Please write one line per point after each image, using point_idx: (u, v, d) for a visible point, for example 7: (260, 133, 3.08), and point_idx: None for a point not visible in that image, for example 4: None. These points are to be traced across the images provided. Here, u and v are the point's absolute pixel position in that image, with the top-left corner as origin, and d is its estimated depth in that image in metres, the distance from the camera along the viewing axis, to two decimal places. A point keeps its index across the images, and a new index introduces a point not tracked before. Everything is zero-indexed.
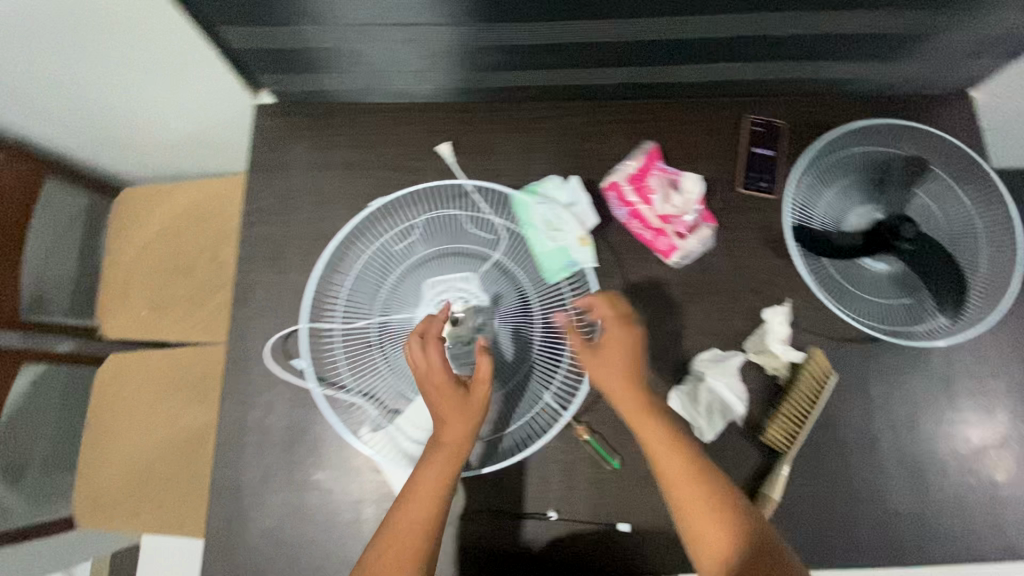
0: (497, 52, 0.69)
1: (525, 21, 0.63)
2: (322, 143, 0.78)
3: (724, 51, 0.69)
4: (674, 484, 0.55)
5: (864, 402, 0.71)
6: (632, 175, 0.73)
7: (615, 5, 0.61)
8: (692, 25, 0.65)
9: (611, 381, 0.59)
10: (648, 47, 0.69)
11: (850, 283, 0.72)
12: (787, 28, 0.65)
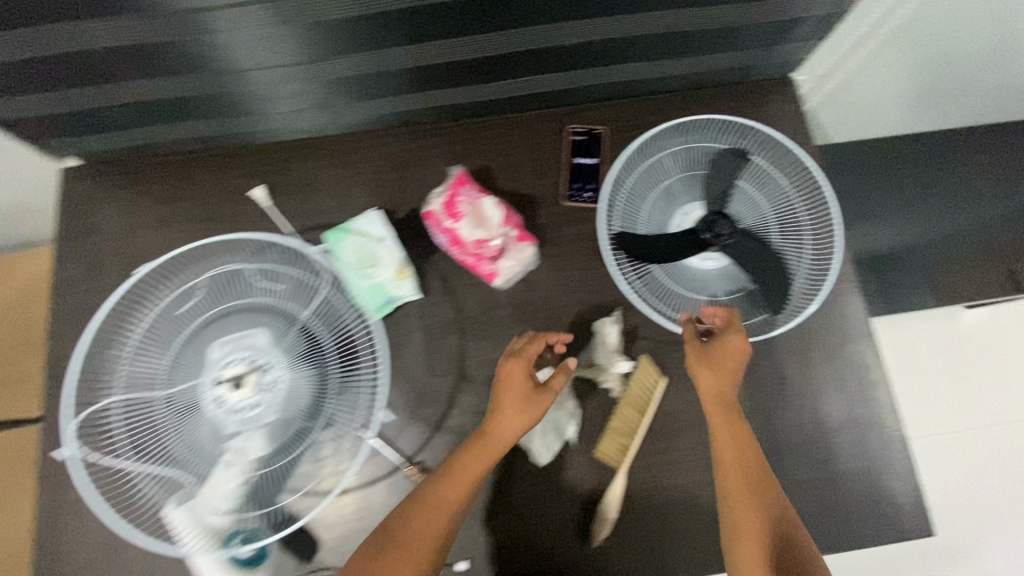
0: (286, 91, 0.68)
1: (294, 60, 0.63)
2: (133, 201, 0.76)
3: (517, 65, 0.69)
4: (733, 489, 0.58)
5: (704, 405, 0.69)
6: (446, 201, 0.69)
7: (376, 36, 0.60)
8: (477, 44, 0.65)
9: (731, 384, 0.61)
10: (438, 71, 0.68)
11: (676, 285, 0.71)
12: (564, 38, 0.66)
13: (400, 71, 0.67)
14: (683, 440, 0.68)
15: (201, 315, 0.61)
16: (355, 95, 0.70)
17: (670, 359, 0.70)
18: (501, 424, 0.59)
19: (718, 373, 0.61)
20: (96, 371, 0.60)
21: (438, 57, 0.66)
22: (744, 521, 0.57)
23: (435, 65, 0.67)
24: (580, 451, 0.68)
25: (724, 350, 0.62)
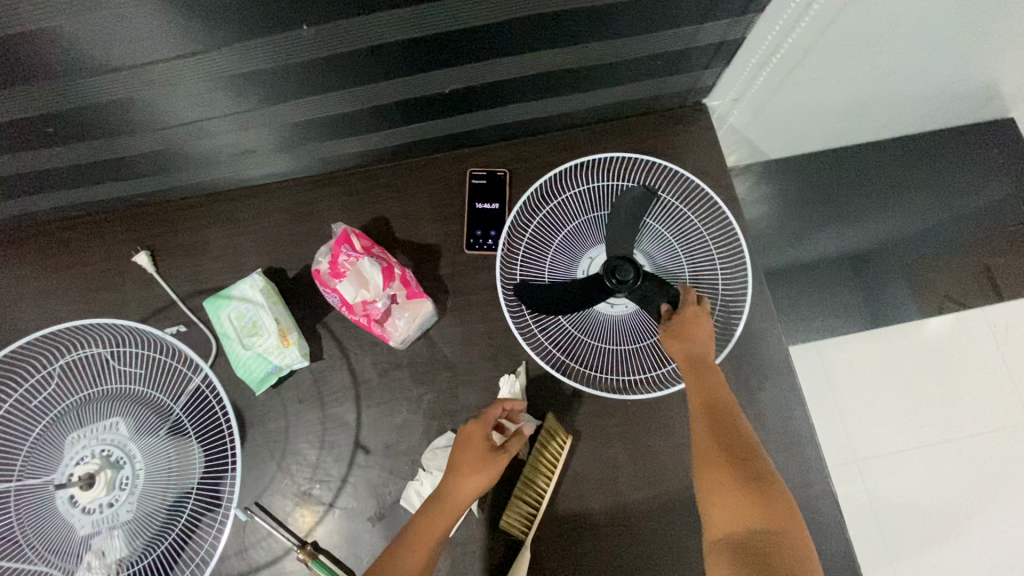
0: (155, 156, 0.64)
1: (150, 127, 0.58)
2: (13, 273, 0.72)
3: (399, 114, 0.65)
4: (704, 442, 0.51)
5: (615, 461, 0.66)
6: (332, 261, 0.64)
7: (231, 98, 0.56)
8: (345, 98, 0.60)
9: (701, 344, 0.56)
10: (314, 126, 0.64)
11: (584, 335, 0.66)
12: (443, 85, 0.61)
13: (273, 129, 0.63)
14: (593, 499, 0.65)
15: (56, 406, 0.57)
16: (233, 153, 0.66)
17: (579, 415, 0.66)
18: (463, 488, 0.54)
19: (686, 329, 0.57)
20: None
21: (310, 114, 0.62)
22: (715, 477, 0.48)
23: (305, 121, 0.63)
24: (483, 520, 0.64)
25: (692, 314, 0.57)
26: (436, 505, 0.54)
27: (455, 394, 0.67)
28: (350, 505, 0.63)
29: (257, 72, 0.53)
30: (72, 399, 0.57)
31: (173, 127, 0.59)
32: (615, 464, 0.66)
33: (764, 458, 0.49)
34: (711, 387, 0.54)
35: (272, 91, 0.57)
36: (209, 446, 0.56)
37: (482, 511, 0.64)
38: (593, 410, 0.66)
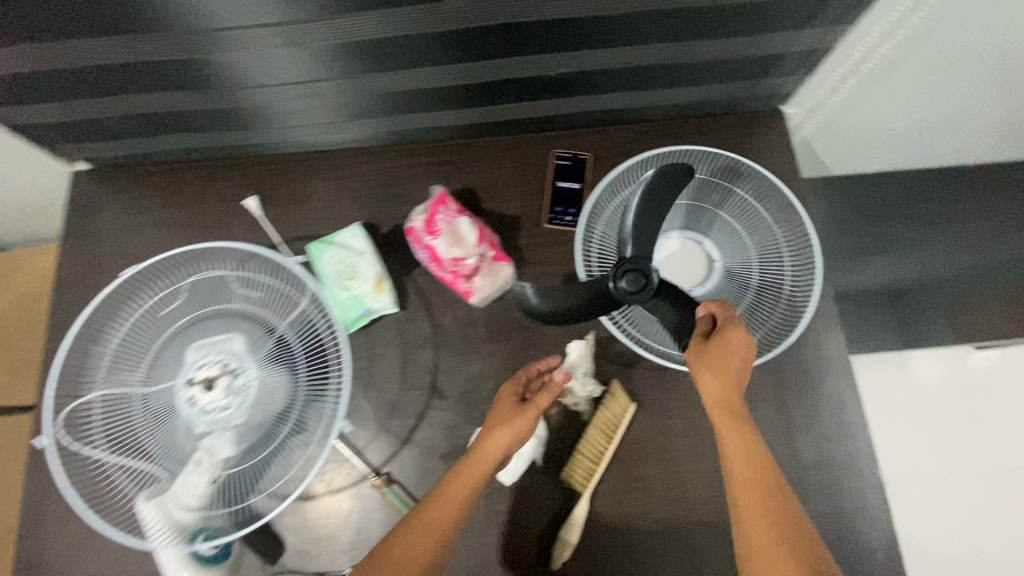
0: (281, 108, 0.70)
1: (286, 81, 0.65)
2: (135, 205, 0.79)
3: (504, 93, 0.71)
4: (751, 517, 0.51)
5: (672, 432, 0.69)
6: (427, 219, 0.70)
7: (364, 61, 0.63)
8: (456, 73, 0.66)
9: (735, 386, 0.55)
10: (427, 96, 0.70)
11: (654, 312, 0.71)
12: (548, 69, 0.67)
13: (389, 95, 0.69)
14: (650, 466, 0.69)
15: (183, 317, 0.63)
16: (344, 114, 0.73)
17: (641, 385, 0.70)
18: (493, 439, 0.57)
19: (721, 375, 0.55)
20: (73, 369, 0.61)
21: (426, 83, 0.68)
22: (765, 547, 0.49)
23: (415, 90, 0.69)
24: (544, 472, 0.68)
25: (723, 349, 0.56)
26: (460, 468, 0.56)
27: (528, 354, 0.72)
28: (424, 442, 0.69)
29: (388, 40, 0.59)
30: (196, 314, 0.63)
31: (300, 84, 0.66)
32: (672, 436, 0.69)
33: (796, 514, 0.51)
34: (749, 445, 0.53)
35: (396, 60, 0.63)
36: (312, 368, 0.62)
37: (545, 464, 0.68)
38: (655, 382, 0.70)
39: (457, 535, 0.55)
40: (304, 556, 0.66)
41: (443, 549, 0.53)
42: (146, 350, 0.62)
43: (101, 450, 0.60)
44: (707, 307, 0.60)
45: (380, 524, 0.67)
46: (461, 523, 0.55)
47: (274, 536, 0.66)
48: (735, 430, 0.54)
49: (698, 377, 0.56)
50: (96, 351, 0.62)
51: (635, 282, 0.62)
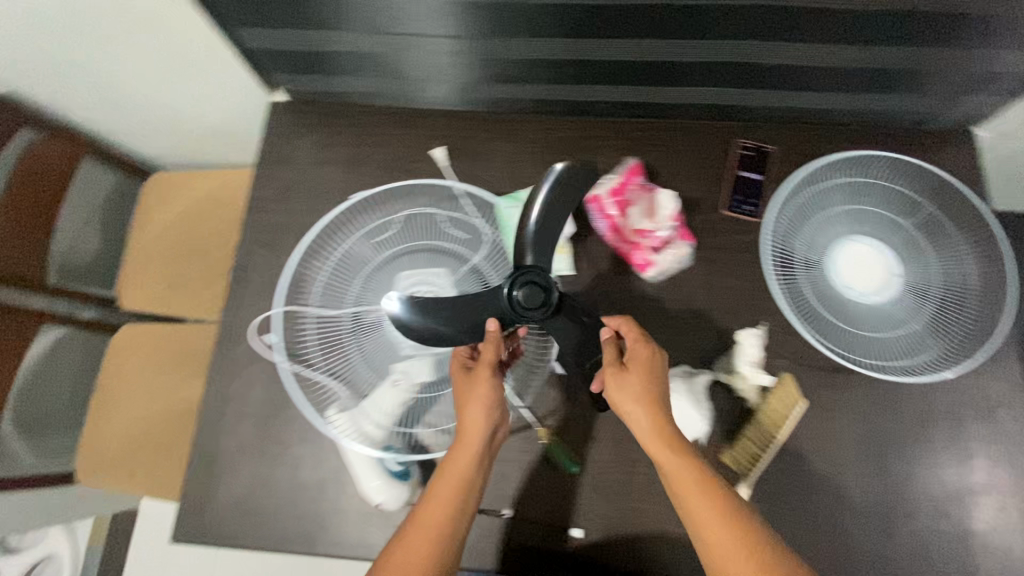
0: (492, 64, 0.73)
1: (512, 36, 0.67)
2: (326, 139, 0.82)
3: (709, 76, 0.72)
4: (713, 535, 0.51)
5: (835, 434, 0.69)
6: (614, 189, 0.72)
7: (595, 25, 0.64)
8: (683, 49, 0.67)
9: (661, 410, 0.55)
10: (634, 69, 0.72)
11: (834, 314, 0.71)
12: (764, 57, 0.68)
13: (599, 64, 0.71)
14: (810, 463, 0.68)
15: (397, 246, 0.73)
16: (545, 78, 0.75)
17: (808, 384, 0.71)
18: (467, 416, 0.57)
19: (636, 399, 0.56)
20: (299, 279, 0.73)
21: (640, 55, 0.69)
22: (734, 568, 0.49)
23: (632, 62, 0.70)
24: (706, 454, 0.68)
25: (615, 373, 0.58)
26: (446, 460, 0.56)
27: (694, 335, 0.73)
28: (586, 404, 0.71)
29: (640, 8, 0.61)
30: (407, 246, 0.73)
31: (531, 40, 0.68)
32: (834, 437, 0.69)
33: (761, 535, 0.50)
34: (680, 472, 0.53)
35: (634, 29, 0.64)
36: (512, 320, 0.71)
37: (706, 443, 0.69)
38: (822, 382, 0.71)
39: (463, 522, 0.55)
40: None
41: (445, 537, 0.53)
42: (363, 270, 0.72)
43: (313, 354, 0.71)
44: (606, 330, 0.62)
45: (539, 475, 0.69)
46: (462, 510, 0.55)
47: None
48: (674, 455, 0.53)
49: (621, 409, 0.57)
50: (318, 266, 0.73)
51: (531, 296, 0.61)
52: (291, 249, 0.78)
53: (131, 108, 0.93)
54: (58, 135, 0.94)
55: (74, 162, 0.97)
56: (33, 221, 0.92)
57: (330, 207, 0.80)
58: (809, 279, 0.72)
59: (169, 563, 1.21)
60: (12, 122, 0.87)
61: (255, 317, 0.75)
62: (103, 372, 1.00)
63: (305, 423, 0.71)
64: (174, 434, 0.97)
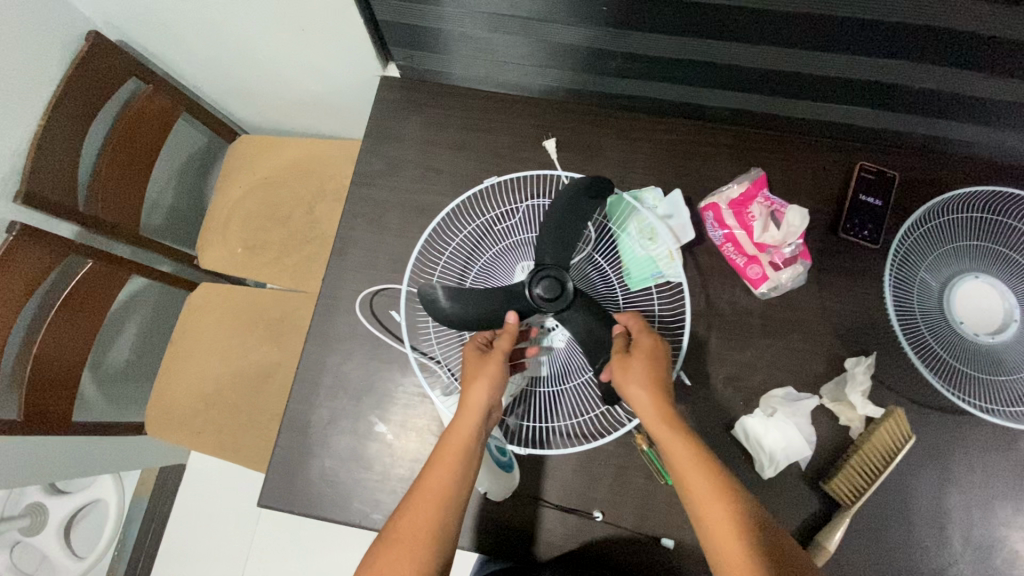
0: (620, 59, 0.69)
1: (651, 32, 0.63)
2: (436, 119, 0.81)
3: (847, 93, 0.67)
4: (722, 537, 0.49)
5: (941, 474, 0.67)
6: (734, 200, 0.71)
7: (746, 31, 0.60)
8: (829, 62, 0.63)
9: (665, 398, 0.56)
10: (769, 78, 0.68)
11: (949, 353, 0.68)
12: (917, 81, 0.63)
13: (735, 71, 0.68)
14: (913, 501, 0.66)
15: (515, 236, 0.73)
16: (672, 79, 0.72)
17: (916, 420, 0.69)
18: (471, 393, 0.58)
19: (636, 384, 0.56)
20: (425, 253, 0.75)
21: (783, 65, 0.64)
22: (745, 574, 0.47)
23: (770, 70, 0.66)
24: (802, 477, 0.68)
25: (620, 364, 0.58)
26: (447, 433, 0.57)
27: (800, 358, 0.71)
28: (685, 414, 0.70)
29: (801, 15, 0.56)
30: (528, 237, 0.72)
31: (666, 36, 0.63)
32: (940, 478, 0.67)
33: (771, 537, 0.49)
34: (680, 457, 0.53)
35: (785, 36, 0.60)
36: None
37: (803, 468, 0.68)
38: (931, 420, 0.69)
39: (465, 492, 0.55)
40: (553, 490, 0.68)
41: (447, 506, 0.53)
42: (483, 258, 0.73)
43: (431, 339, 0.72)
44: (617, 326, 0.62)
45: (634, 482, 0.67)
46: (465, 481, 0.55)
47: (531, 463, 0.68)
48: (684, 446, 0.53)
49: (624, 393, 0.57)
50: (438, 251, 0.75)
51: (550, 287, 0.62)
52: (394, 227, 0.78)
53: (232, 68, 0.92)
54: (161, 86, 0.93)
55: (172, 117, 0.96)
56: (128, 173, 0.92)
57: (437, 189, 0.79)
58: (922, 314, 0.70)
59: (212, 520, 1.22)
60: (122, 70, 0.86)
61: (356, 292, 0.75)
62: (180, 328, 1.01)
63: (400, 402, 0.71)
64: (247, 398, 0.97)
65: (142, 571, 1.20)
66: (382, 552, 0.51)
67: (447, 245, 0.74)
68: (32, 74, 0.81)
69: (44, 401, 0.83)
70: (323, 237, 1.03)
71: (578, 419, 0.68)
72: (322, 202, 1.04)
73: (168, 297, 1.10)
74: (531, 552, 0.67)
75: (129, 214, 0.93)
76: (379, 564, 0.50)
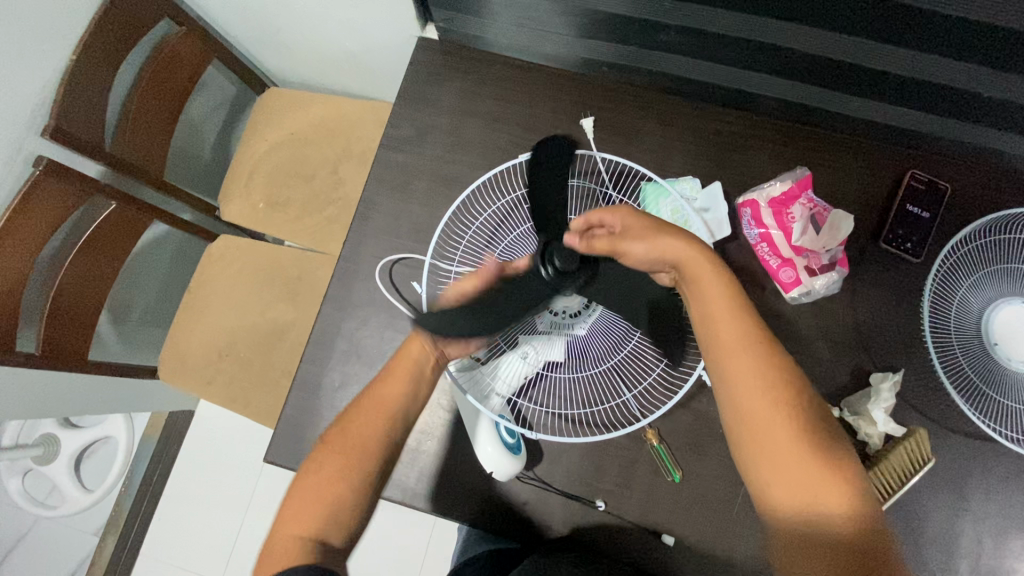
0: (672, 34, 0.66)
1: (710, 7, 0.59)
2: (471, 86, 0.78)
3: (908, 92, 0.63)
4: (753, 395, 0.50)
5: (957, 499, 0.65)
6: (776, 199, 0.68)
7: (813, 13, 0.56)
8: (894, 59, 0.59)
9: (699, 246, 0.56)
10: (828, 69, 0.64)
11: (980, 378, 0.65)
12: (989, 86, 0.59)
13: (791, 58, 0.64)
14: (923, 523, 0.65)
15: None
16: (724, 62, 0.68)
17: (937, 443, 0.67)
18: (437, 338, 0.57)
19: (659, 245, 0.56)
20: (452, 226, 0.74)
21: (846, 55, 0.61)
22: (772, 426, 0.49)
23: (832, 60, 0.62)
24: None
25: (631, 237, 0.56)
26: (401, 351, 0.58)
27: (824, 367, 0.69)
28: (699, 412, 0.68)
29: (875, 3, 0.52)
30: None
31: (725, 13, 0.60)
32: (955, 502, 0.65)
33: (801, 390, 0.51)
34: (717, 307, 0.54)
35: (851, 26, 0.56)
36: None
37: None
38: (954, 445, 0.66)
39: (414, 408, 0.56)
40: (558, 476, 0.67)
41: (391, 420, 0.54)
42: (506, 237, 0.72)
43: None
44: (573, 241, 0.57)
45: (640, 475, 0.67)
46: (413, 397, 0.56)
47: (539, 447, 0.68)
48: (714, 301, 0.54)
49: (664, 252, 0.55)
50: (461, 227, 0.73)
51: (566, 258, 0.57)
52: (420, 195, 0.76)
53: (265, 14, 0.89)
54: (193, 29, 0.91)
55: (202, 63, 0.95)
56: (155, 115, 0.91)
57: (467, 160, 0.76)
58: (956, 334, 0.67)
59: (215, 466, 1.24)
60: (155, 11, 0.85)
61: (377, 258, 0.74)
62: (198, 278, 1.02)
63: None
64: (259, 353, 0.98)
65: (148, 508, 1.24)
66: (324, 454, 0.52)
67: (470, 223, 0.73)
68: (68, 6, 0.80)
69: (61, 338, 0.83)
70: (344, 200, 1.01)
71: (592, 408, 0.67)
72: (346, 162, 1.02)
73: (187, 245, 1.11)
74: (531, 533, 0.67)
75: (154, 158, 0.92)
76: (319, 468, 0.51)
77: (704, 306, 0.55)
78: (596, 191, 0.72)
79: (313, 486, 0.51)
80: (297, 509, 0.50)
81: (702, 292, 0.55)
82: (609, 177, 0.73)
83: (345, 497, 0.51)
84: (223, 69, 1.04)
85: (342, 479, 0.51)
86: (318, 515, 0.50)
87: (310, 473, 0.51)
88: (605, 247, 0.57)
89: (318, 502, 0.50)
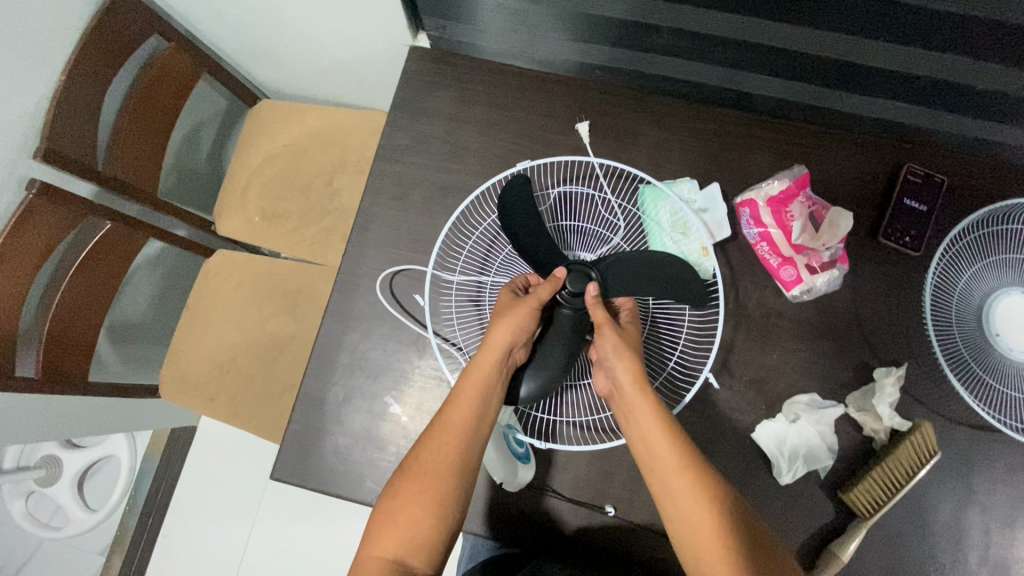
0: (666, 35, 0.65)
1: (702, 8, 0.59)
2: (465, 94, 0.77)
3: (902, 87, 0.63)
4: (678, 486, 0.54)
5: (964, 490, 0.66)
6: (774, 197, 0.68)
7: (806, 12, 0.56)
8: (891, 54, 0.59)
9: (638, 363, 0.58)
10: (820, 67, 0.64)
11: (982, 368, 0.65)
12: (983, 81, 0.59)
13: (784, 58, 0.64)
14: (932, 515, 0.65)
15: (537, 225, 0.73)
16: (718, 63, 0.68)
17: (942, 435, 0.67)
18: (494, 337, 0.58)
19: (620, 352, 0.58)
20: (450, 234, 0.74)
21: (839, 53, 0.61)
22: (700, 517, 0.52)
23: (825, 57, 0.62)
24: (820, 485, 0.67)
25: (615, 331, 0.59)
26: (471, 367, 0.58)
27: (827, 363, 0.69)
28: (705, 413, 0.69)
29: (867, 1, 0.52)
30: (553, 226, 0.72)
31: (717, 15, 0.60)
32: (963, 493, 0.66)
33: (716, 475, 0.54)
34: (639, 404, 0.57)
35: (853, 24, 0.56)
36: (664, 332, 0.70)
37: (823, 475, 0.67)
38: (960, 436, 0.67)
39: (485, 432, 0.58)
40: (567, 483, 0.67)
41: (465, 445, 0.56)
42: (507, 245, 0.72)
43: (452, 322, 0.71)
44: (592, 286, 0.60)
45: None
46: (482, 422, 0.57)
47: (546, 455, 0.68)
48: (639, 397, 0.57)
49: (608, 365, 0.59)
50: (460, 237, 0.73)
51: (578, 282, 0.60)
52: (419, 205, 0.76)
53: (254, 27, 0.89)
54: (184, 46, 0.90)
55: (193, 79, 0.94)
56: (148, 132, 0.90)
57: (464, 168, 0.76)
58: (957, 325, 0.67)
59: (218, 479, 1.24)
60: (142, 28, 0.84)
61: (378, 271, 0.74)
62: (196, 294, 1.01)
63: (416, 383, 0.71)
64: (261, 367, 0.98)
65: (154, 527, 1.23)
66: (401, 484, 0.55)
67: (470, 232, 0.73)
68: (57, 27, 0.79)
69: (63, 360, 0.83)
70: (340, 211, 1.01)
71: (598, 414, 0.68)
72: (342, 173, 1.02)
73: (183, 261, 1.10)
74: (539, 541, 0.67)
75: (149, 175, 0.92)
76: (400, 499, 0.54)
77: (636, 428, 0.57)
78: (595, 197, 0.72)
79: (394, 516, 0.53)
80: (377, 535, 0.53)
81: (631, 410, 0.57)
82: (607, 180, 0.73)
83: (428, 526, 0.53)
84: (213, 83, 1.03)
85: (421, 510, 0.53)
86: (401, 541, 0.52)
87: (389, 505, 0.54)
88: (597, 320, 0.60)
89: (398, 529, 0.53)
